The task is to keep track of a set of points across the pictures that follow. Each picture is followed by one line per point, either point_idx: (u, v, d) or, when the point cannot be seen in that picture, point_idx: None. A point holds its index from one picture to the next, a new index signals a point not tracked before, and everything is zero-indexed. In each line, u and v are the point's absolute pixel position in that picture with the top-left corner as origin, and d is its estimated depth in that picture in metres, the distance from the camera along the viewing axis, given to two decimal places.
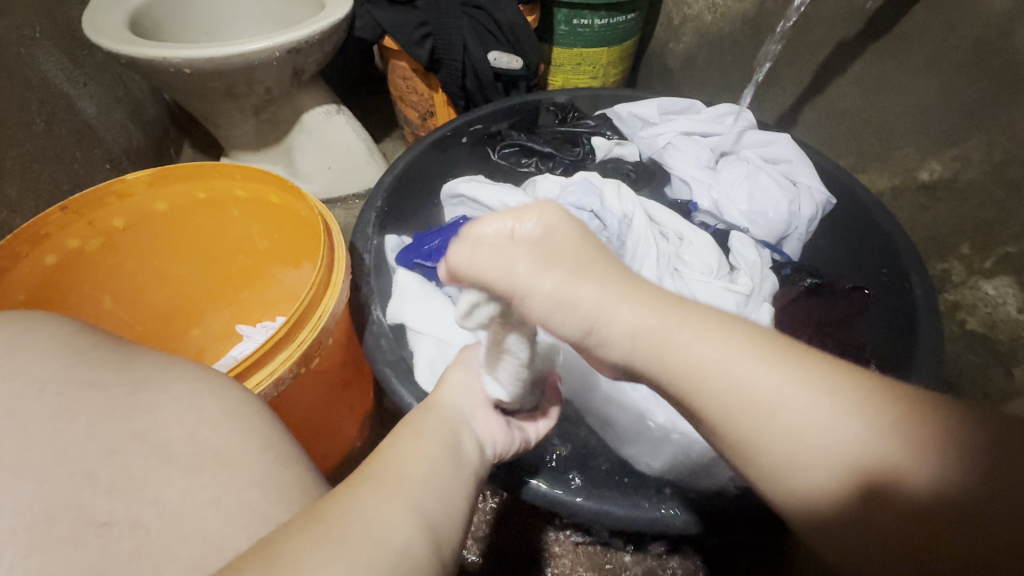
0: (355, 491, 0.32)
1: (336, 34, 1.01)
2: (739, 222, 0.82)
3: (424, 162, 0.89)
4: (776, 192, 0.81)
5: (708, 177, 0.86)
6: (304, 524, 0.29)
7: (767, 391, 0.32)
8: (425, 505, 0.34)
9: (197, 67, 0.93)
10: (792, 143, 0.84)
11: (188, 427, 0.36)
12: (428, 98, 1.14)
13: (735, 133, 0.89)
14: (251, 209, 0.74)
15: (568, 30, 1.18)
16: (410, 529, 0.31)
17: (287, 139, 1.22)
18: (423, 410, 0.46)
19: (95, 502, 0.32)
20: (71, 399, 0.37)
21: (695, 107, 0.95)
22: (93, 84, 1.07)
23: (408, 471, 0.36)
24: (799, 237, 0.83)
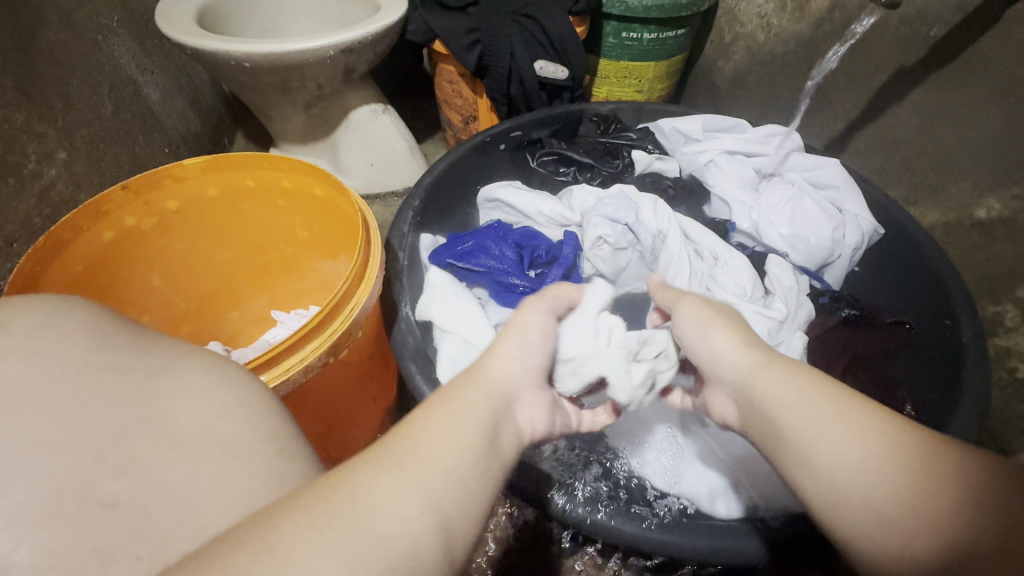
0: (373, 468, 0.31)
1: (389, 35, 1.04)
2: (778, 246, 0.80)
3: (464, 164, 0.90)
4: (820, 218, 0.79)
5: (749, 198, 0.84)
6: (312, 501, 0.27)
7: (816, 428, 0.36)
8: (445, 506, 0.30)
9: (256, 61, 0.97)
10: (841, 169, 0.82)
11: (194, 415, 0.35)
12: (473, 102, 1.16)
13: (782, 154, 0.87)
14: (295, 200, 0.76)
15: (616, 43, 1.18)
16: (422, 524, 0.29)
17: (333, 135, 1.26)
18: (466, 373, 0.41)
19: (103, 482, 0.32)
20: (87, 381, 0.36)
21: (741, 126, 0.94)
22: (159, 72, 1.13)
23: (437, 457, 0.32)
24: (841, 265, 0.80)
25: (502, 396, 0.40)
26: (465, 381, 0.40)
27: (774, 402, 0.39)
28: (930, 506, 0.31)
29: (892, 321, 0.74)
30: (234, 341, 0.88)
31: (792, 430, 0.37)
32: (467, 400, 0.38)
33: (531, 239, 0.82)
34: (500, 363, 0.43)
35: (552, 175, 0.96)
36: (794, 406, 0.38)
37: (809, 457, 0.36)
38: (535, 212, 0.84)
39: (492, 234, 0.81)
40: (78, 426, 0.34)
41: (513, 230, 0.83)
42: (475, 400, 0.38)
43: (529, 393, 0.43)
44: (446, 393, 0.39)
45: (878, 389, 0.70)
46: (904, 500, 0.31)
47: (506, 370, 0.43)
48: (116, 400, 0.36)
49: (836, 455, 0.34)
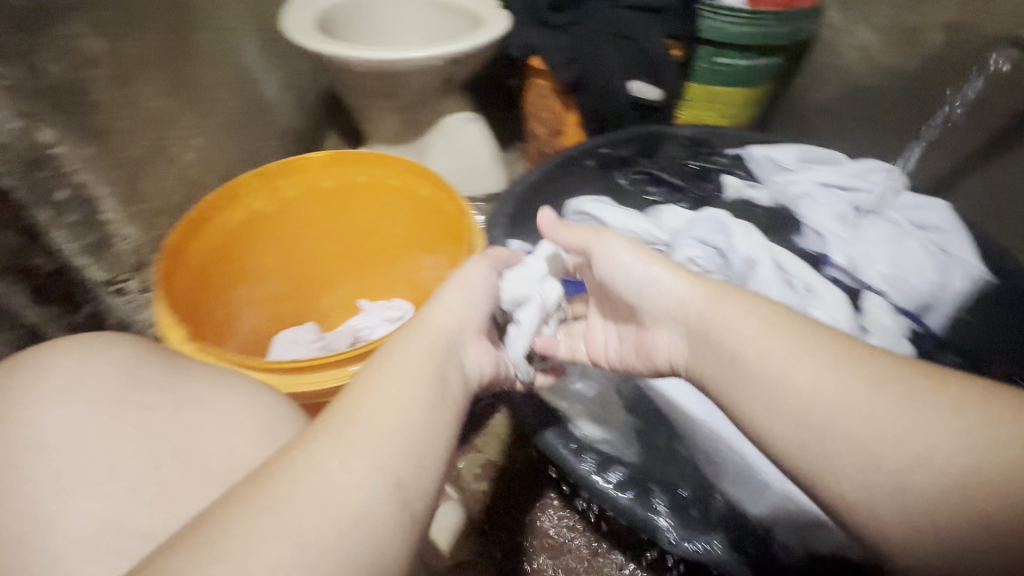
0: (312, 445, 0.35)
1: (490, 49, 1.09)
2: (875, 284, 0.78)
3: (554, 178, 0.93)
4: (924, 260, 0.77)
5: (846, 233, 0.82)
6: (246, 494, 0.32)
7: (841, 411, 0.39)
8: (386, 462, 0.35)
9: (370, 67, 1.04)
10: (948, 212, 0.81)
11: (226, 446, 0.41)
12: (561, 117, 1.19)
13: (883, 192, 0.85)
14: (401, 199, 0.82)
15: (707, 68, 1.17)
16: (369, 493, 0.34)
17: (422, 139, 1.33)
18: (401, 334, 0.45)
19: (138, 514, 0.36)
20: (122, 416, 0.41)
21: (837, 159, 0.92)
22: (275, 71, 1.23)
23: (383, 422, 0.37)
24: (945, 310, 0.76)
25: (444, 348, 0.46)
26: (402, 342, 0.44)
27: (758, 363, 0.43)
28: (939, 469, 0.35)
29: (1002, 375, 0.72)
30: (323, 325, 0.93)
31: (791, 391, 0.41)
32: (407, 356, 0.43)
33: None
34: (436, 318, 0.47)
35: (639, 194, 0.98)
36: (786, 373, 0.42)
37: (824, 426, 0.39)
38: (624, 229, 0.85)
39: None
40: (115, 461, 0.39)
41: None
42: (411, 361, 0.43)
43: (473, 341, 0.49)
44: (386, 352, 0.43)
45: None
46: (920, 456, 0.36)
47: (443, 326, 0.47)
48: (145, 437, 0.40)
49: (840, 416, 0.39)
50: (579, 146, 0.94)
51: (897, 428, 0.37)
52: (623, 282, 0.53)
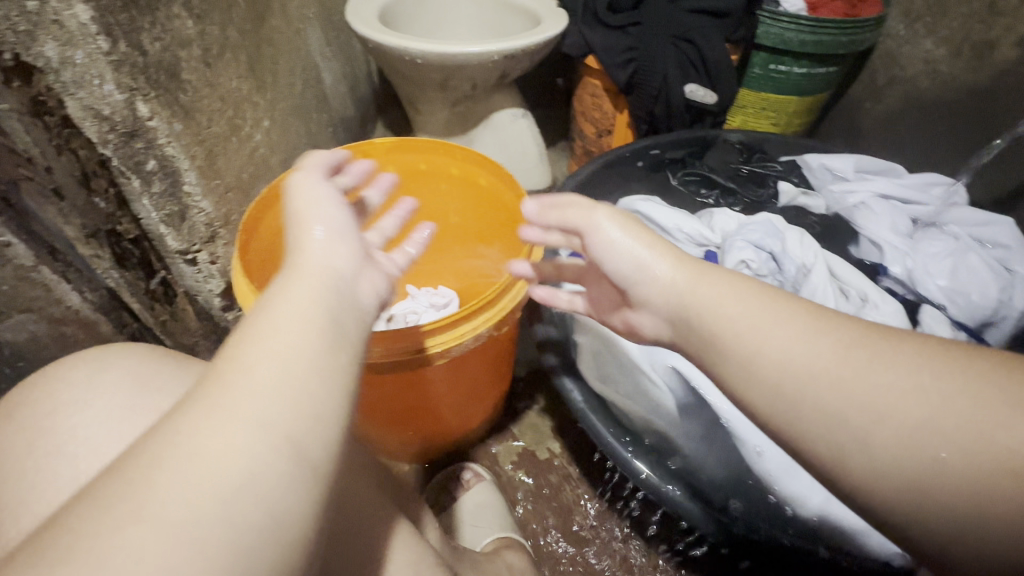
0: (196, 416, 0.30)
1: (547, 46, 1.11)
2: (934, 297, 0.76)
3: (606, 175, 0.95)
4: (987, 275, 0.75)
5: (904, 245, 0.80)
6: (107, 490, 0.27)
7: (858, 409, 0.35)
8: (293, 435, 0.30)
9: (431, 60, 1.07)
10: (1013, 228, 0.78)
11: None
12: (611, 117, 1.20)
13: (943, 205, 0.84)
14: (459, 187, 0.84)
15: (761, 74, 1.17)
16: (253, 457, 0.29)
17: (471, 132, 1.35)
18: (299, 261, 0.39)
19: None
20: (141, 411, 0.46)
21: (897, 171, 0.91)
22: (335, 61, 1.27)
23: (259, 384, 0.31)
24: (1006, 327, 0.74)
25: (311, 267, 0.38)
26: (285, 276, 0.38)
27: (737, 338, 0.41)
28: (916, 446, 0.33)
29: None
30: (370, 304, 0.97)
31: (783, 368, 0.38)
32: (284, 310, 0.35)
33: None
34: (320, 253, 0.39)
35: (690, 195, 0.97)
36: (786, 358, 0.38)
37: (858, 428, 0.34)
38: (674, 228, 0.84)
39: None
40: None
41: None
42: (288, 305, 0.35)
43: (364, 271, 0.41)
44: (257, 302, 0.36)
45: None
46: (900, 436, 0.33)
47: (324, 257, 0.39)
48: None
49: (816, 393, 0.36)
50: (631, 146, 0.95)
51: (882, 406, 0.34)
52: (613, 267, 0.48)
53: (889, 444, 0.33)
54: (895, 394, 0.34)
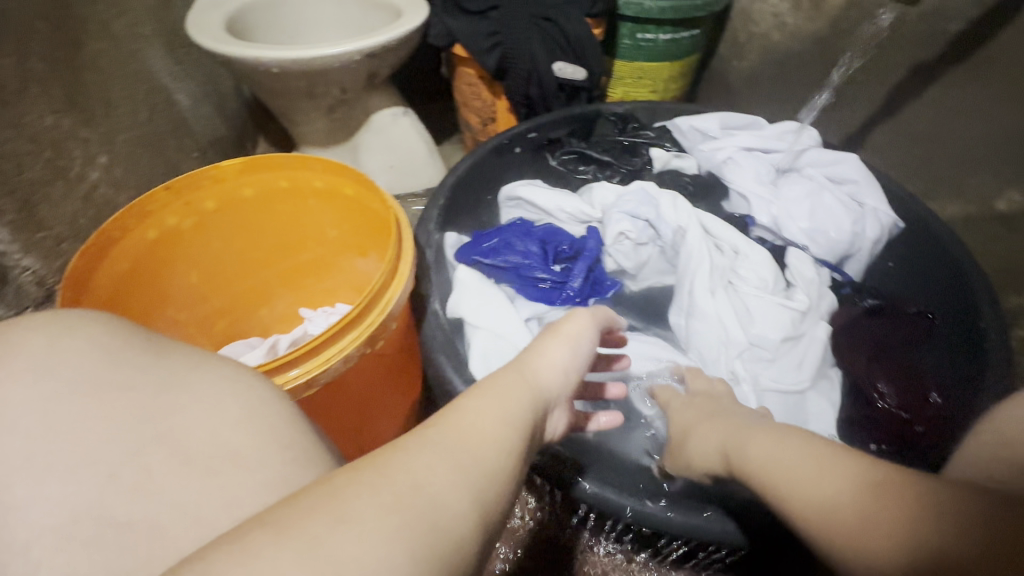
0: (405, 448, 0.30)
1: (411, 40, 1.07)
2: (798, 240, 0.82)
3: (485, 165, 0.92)
4: (840, 212, 0.81)
5: (769, 194, 0.86)
6: (339, 484, 0.27)
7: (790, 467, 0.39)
8: (486, 494, 0.30)
9: (285, 67, 1.00)
10: (859, 164, 0.84)
11: (211, 425, 0.34)
12: (491, 104, 1.18)
13: (800, 150, 0.89)
14: (327, 200, 0.79)
15: (631, 44, 1.19)
16: (462, 502, 0.28)
17: (354, 138, 1.29)
18: (510, 373, 0.43)
19: (115, 503, 0.30)
20: (94, 401, 0.35)
21: (757, 123, 0.95)
22: (189, 79, 1.17)
23: (485, 453, 0.32)
24: (862, 258, 0.82)
25: (542, 395, 0.42)
26: (500, 377, 0.42)
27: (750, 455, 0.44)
28: (900, 524, 0.31)
29: (915, 312, 0.76)
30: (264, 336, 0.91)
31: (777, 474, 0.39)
32: (504, 398, 0.38)
33: (553, 236, 0.84)
34: (545, 373, 0.45)
35: (570, 174, 0.98)
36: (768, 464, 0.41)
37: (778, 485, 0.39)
38: (556, 208, 0.86)
39: (516, 231, 0.84)
40: (92, 444, 0.33)
41: (536, 227, 0.85)
42: (512, 397, 0.39)
43: (561, 409, 0.48)
44: (481, 385, 0.40)
45: (900, 377, 0.72)
46: (811, 484, 0.37)
47: (548, 378, 0.44)
48: (123, 416, 0.34)
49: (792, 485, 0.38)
50: (498, 135, 0.92)
51: (837, 493, 0.35)
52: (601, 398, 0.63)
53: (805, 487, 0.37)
54: (844, 471, 0.36)
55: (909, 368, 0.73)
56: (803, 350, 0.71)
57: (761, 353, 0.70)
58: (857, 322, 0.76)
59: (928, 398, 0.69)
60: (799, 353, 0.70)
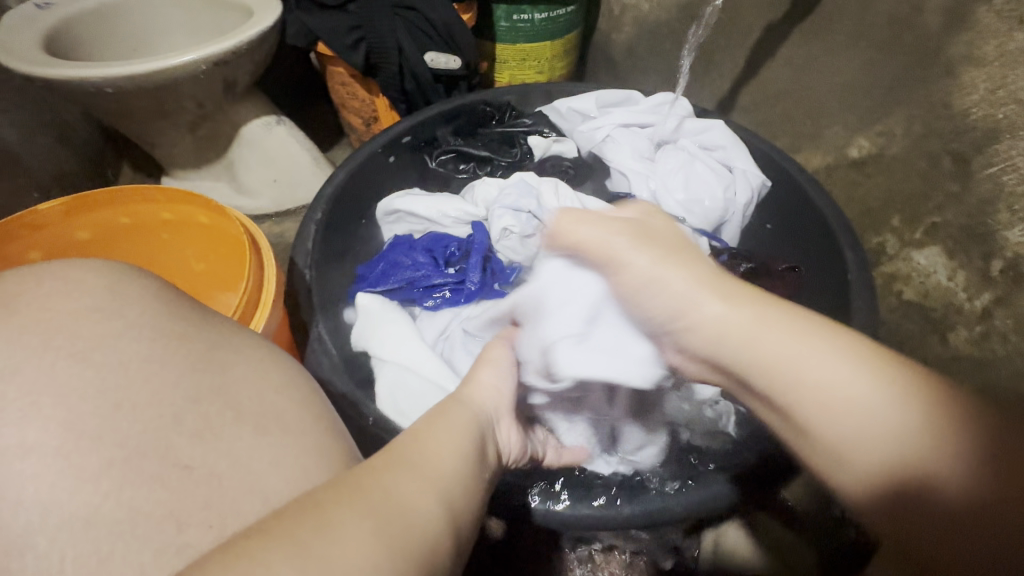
0: (385, 468, 0.33)
1: (266, 42, 0.98)
2: (676, 212, 0.85)
3: (361, 176, 0.88)
4: (711, 178, 0.85)
5: (646, 168, 0.90)
6: (341, 498, 0.29)
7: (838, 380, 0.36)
8: (453, 500, 0.34)
9: (118, 85, 0.89)
10: (727, 129, 0.88)
11: (259, 389, 0.39)
12: (370, 102, 1.12)
13: (674, 122, 0.91)
14: (180, 232, 0.72)
15: (508, 26, 1.16)
16: (438, 515, 0.32)
17: (228, 155, 1.19)
18: (452, 405, 0.46)
19: (181, 444, 0.34)
20: (162, 345, 0.39)
21: (633, 98, 0.97)
22: (13, 109, 1.02)
23: (441, 466, 0.36)
24: (737, 221, 0.86)
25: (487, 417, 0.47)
26: (444, 410, 0.45)
27: (758, 347, 0.39)
28: (956, 461, 0.32)
29: (784, 267, 0.80)
30: None
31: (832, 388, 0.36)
32: (456, 425, 0.42)
33: (439, 242, 0.81)
34: (478, 398, 0.49)
35: (451, 174, 0.96)
36: (796, 357, 0.38)
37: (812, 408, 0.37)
38: (439, 215, 0.84)
39: (400, 248, 0.82)
40: (158, 387, 0.37)
41: (420, 239, 0.83)
42: (464, 429, 0.42)
43: (506, 419, 0.50)
44: (441, 409, 0.45)
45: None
46: (857, 426, 0.35)
47: (483, 401, 0.48)
48: (185, 363, 0.39)
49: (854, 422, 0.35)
50: (370, 142, 0.88)
51: (925, 456, 0.33)
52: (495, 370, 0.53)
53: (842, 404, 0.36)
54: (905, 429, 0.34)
55: None
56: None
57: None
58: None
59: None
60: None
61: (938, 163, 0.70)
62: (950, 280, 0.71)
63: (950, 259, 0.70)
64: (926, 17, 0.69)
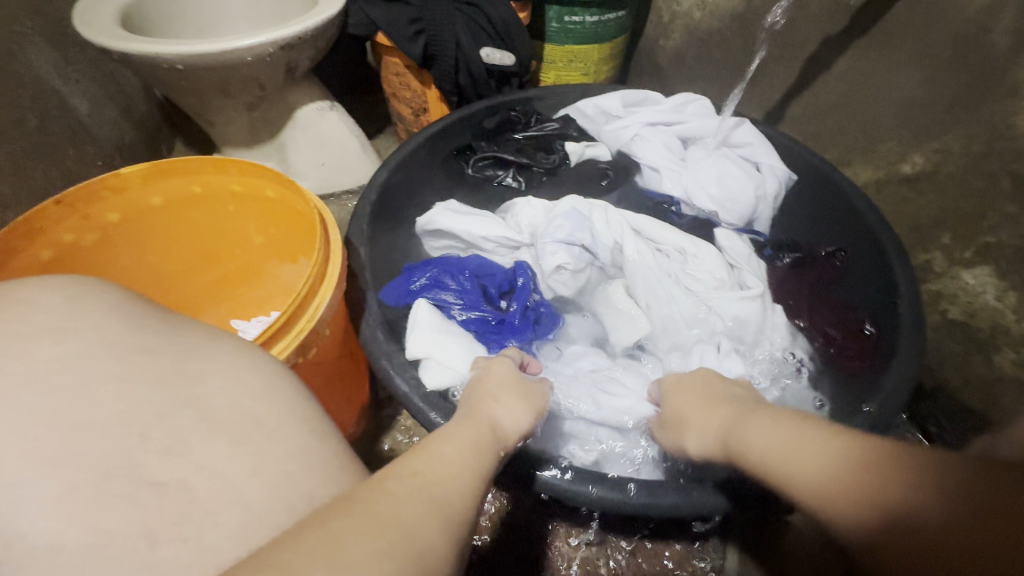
0: (385, 484, 0.33)
1: (329, 30, 1.02)
2: (709, 207, 0.91)
3: (409, 168, 0.92)
4: (743, 176, 0.90)
5: (676, 165, 0.95)
6: (343, 513, 0.29)
7: (795, 456, 0.39)
8: (454, 516, 0.33)
9: (191, 63, 0.92)
10: (752, 127, 0.93)
11: (231, 397, 0.40)
12: (421, 94, 1.15)
13: (698, 120, 0.97)
14: (245, 204, 0.75)
15: (559, 28, 1.18)
16: (437, 530, 0.31)
17: (280, 136, 1.23)
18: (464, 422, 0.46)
19: (148, 462, 0.34)
20: (128, 363, 0.39)
21: (653, 98, 1.03)
22: (85, 80, 1.07)
23: (444, 483, 0.35)
24: (767, 215, 0.91)
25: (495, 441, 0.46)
26: (456, 426, 0.45)
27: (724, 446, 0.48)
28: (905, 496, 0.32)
29: (828, 252, 0.84)
30: None
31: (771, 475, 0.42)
32: (461, 439, 0.43)
33: (484, 269, 0.85)
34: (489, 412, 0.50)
35: (490, 182, 0.98)
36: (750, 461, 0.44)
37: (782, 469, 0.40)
38: (482, 238, 0.86)
39: (448, 266, 0.84)
40: (124, 404, 0.37)
41: (465, 262, 0.85)
42: (467, 437, 0.43)
43: (506, 399, 0.53)
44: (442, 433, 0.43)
45: (835, 315, 0.81)
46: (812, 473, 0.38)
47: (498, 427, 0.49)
48: (151, 383, 0.38)
49: (825, 486, 0.37)
50: (410, 142, 0.92)
51: (855, 486, 0.35)
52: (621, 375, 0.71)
53: (805, 470, 0.38)
54: (860, 462, 0.35)
55: (839, 305, 0.81)
56: (769, 335, 0.76)
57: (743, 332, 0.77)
58: (787, 279, 0.85)
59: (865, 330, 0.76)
60: (769, 340, 0.75)
61: (996, 182, 0.70)
62: (999, 300, 0.71)
63: (1001, 279, 0.70)
64: (994, 37, 0.69)
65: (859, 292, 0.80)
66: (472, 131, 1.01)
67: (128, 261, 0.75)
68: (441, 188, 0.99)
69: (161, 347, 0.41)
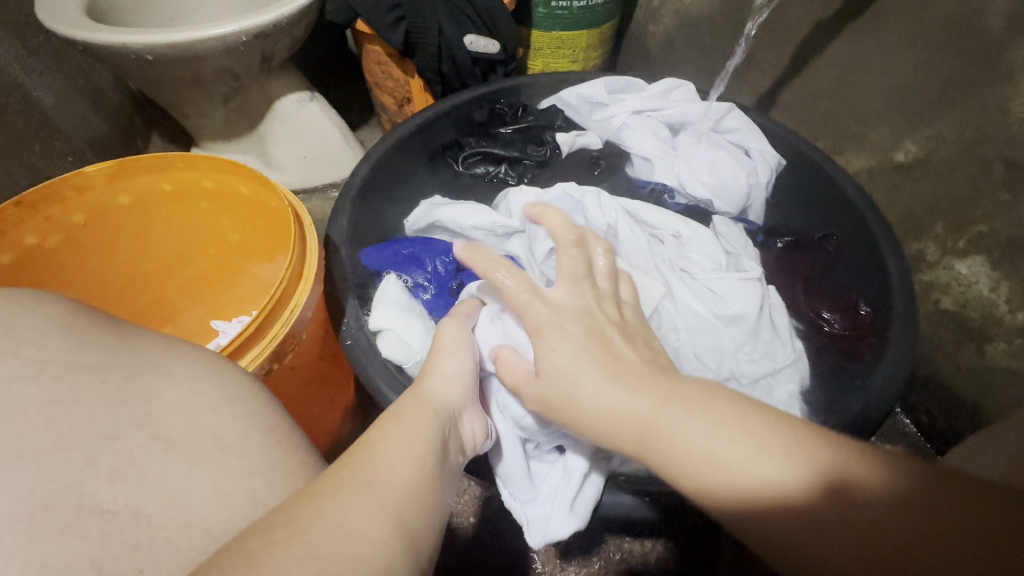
0: (337, 495, 0.32)
1: (305, 17, 0.98)
2: (704, 195, 0.88)
3: (390, 162, 0.88)
4: (734, 163, 0.88)
5: (668, 153, 0.92)
6: (282, 533, 0.29)
7: (728, 458, 0.36)
8: (408, 515, 0.34)
9: (160, 53, 0.88)
10: (740, 113, 0.91)
11: (190, 413, 0.37)
12: (404, 84, 1.11)
13: (683, 105, 0.95)
14: (219, 201, 0.72)
15: (546, 13, 1.14)
16: (390, 539, 0.31)
17: (259, 128, 1.19)
18: (410, 399, 0.46)
19: (96, 489, 0.32)
20: (71, 381, 0.36)
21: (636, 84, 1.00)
22: (50, 73, 1.02)
23: (397, 480, 0.36)
24: (760, 205, 0.89)
25: (446, 418, 0.46)
26: (403, 406, 0.45)
27: (669, 450, 0.38)
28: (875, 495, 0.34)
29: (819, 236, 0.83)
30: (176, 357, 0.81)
31: (756, 490, 0.35)
32: (416, 425, 0.43)
33: None
34: (438, 387, 0.49)
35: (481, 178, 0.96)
36: (727, 456, 0.36)
37: (709, 457, 0.37)
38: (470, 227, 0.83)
39: (433, 247, 0.82)
40: (67, 428, 0.34)
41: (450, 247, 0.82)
42: (420, 424, 0.43)
43: (470, 408, 0.51)
44: (393, 415, 0.44)
45: (832, 296, 0.79)
46: (744, 483, 0.36)
47: (444, 396, 0.48)
48: (98, 399, 0.36)
49: (772, 481, 0.35)
50: (391, 135, 0.88)
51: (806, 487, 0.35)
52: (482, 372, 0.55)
53: (731, 466, 0.36)
54: (822, 464, 0.35)
55: (835, 288, 0.80)
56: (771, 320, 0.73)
57: (742, 326, 0.71)
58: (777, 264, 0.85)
59: (860, 310, 0.74)
60: (770, 322, 0.72)
61: (989, 170, 0.69)
62: (992, 291, 0.70)
63: (994, 270, 0.69)
64: (987, 19, 0.67)
65: (852, 274, 0.79)
66: (454, 125, 0.97)
67: (98, 261, 0.72)
68: (426, 185, 0.96)
69: (110, 360, 0.38)
